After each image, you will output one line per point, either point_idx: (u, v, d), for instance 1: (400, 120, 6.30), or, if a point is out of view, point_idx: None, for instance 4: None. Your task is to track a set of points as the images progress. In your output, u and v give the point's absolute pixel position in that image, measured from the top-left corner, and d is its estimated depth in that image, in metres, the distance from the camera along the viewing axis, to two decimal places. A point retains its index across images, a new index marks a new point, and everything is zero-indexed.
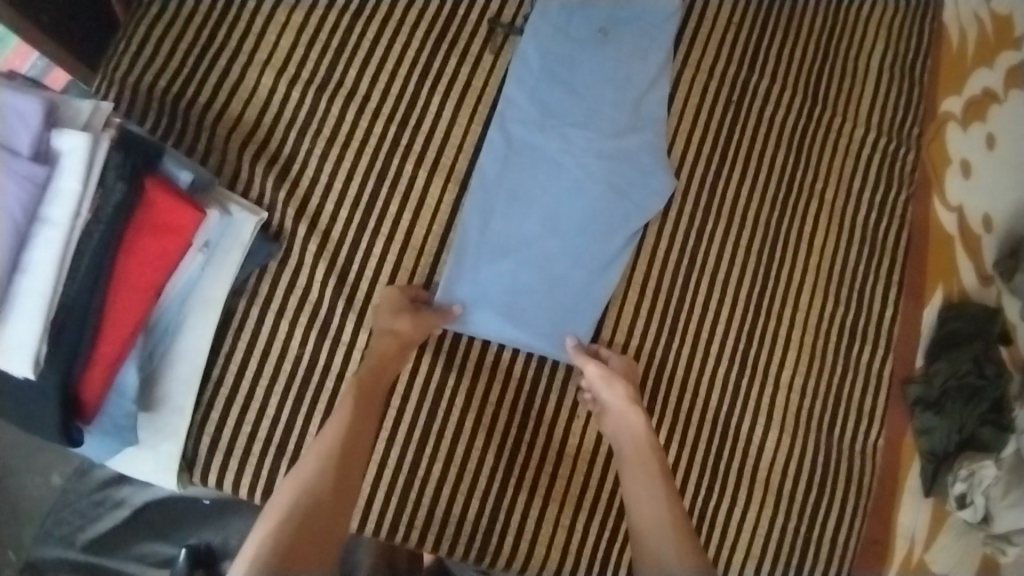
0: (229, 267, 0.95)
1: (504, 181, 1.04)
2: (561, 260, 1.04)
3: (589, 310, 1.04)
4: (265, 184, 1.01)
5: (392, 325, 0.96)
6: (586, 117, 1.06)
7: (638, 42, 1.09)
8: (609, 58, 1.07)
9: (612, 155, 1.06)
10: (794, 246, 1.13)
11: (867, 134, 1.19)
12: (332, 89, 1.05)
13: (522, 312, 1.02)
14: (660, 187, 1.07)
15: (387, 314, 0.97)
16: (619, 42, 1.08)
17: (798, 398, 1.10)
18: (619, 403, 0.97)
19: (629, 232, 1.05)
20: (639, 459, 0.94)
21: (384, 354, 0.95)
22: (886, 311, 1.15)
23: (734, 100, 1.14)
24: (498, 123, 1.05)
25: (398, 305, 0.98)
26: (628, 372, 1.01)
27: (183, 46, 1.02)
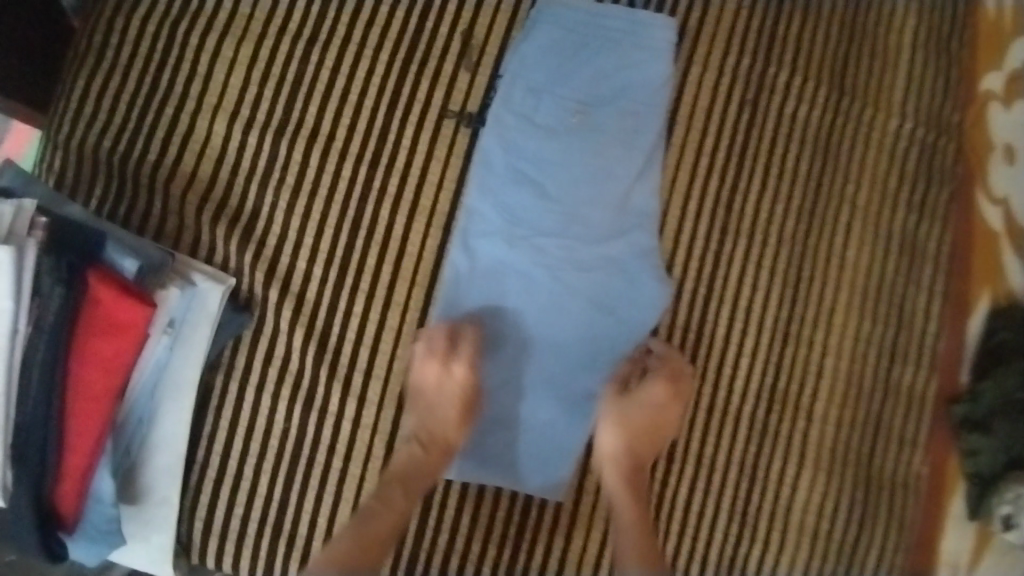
0: (199, 345, 0.87)
1: (471, 306, 0.93)
2: (540, 391, 0.94)
3: (573, 448, 0.95)
4: (229, 248, 0.92)
5: (449, 427, 0.90)
6: (563, 221, 0.93)
7: (621, 127, 0.94)
8: (588, 145, 0.93)
9: (597, 266, 0.93)
10: (827, 260, 1.01)
11: (903, 124, 1.06)
12: (292, 131, 0.94)
13: (499, 450, 0.95)
14: (652, 303, 0.95)
15: (454, 405, 0.90)
16: (597, 128, 0.93)
17: (833, 431, 1.00)
18: (635, 422, 0.91)
19: (615, 353, 0.95)
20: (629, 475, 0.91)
21: (431, 457, 0.89)
22: (929, 325, 1.05)
23: (749, 99, 1.01)
24: (460, 238, 0.93)
25: (458, 389, 0.90)
26: (671, 385, 0.93)
27: (125, 98, 0.93)
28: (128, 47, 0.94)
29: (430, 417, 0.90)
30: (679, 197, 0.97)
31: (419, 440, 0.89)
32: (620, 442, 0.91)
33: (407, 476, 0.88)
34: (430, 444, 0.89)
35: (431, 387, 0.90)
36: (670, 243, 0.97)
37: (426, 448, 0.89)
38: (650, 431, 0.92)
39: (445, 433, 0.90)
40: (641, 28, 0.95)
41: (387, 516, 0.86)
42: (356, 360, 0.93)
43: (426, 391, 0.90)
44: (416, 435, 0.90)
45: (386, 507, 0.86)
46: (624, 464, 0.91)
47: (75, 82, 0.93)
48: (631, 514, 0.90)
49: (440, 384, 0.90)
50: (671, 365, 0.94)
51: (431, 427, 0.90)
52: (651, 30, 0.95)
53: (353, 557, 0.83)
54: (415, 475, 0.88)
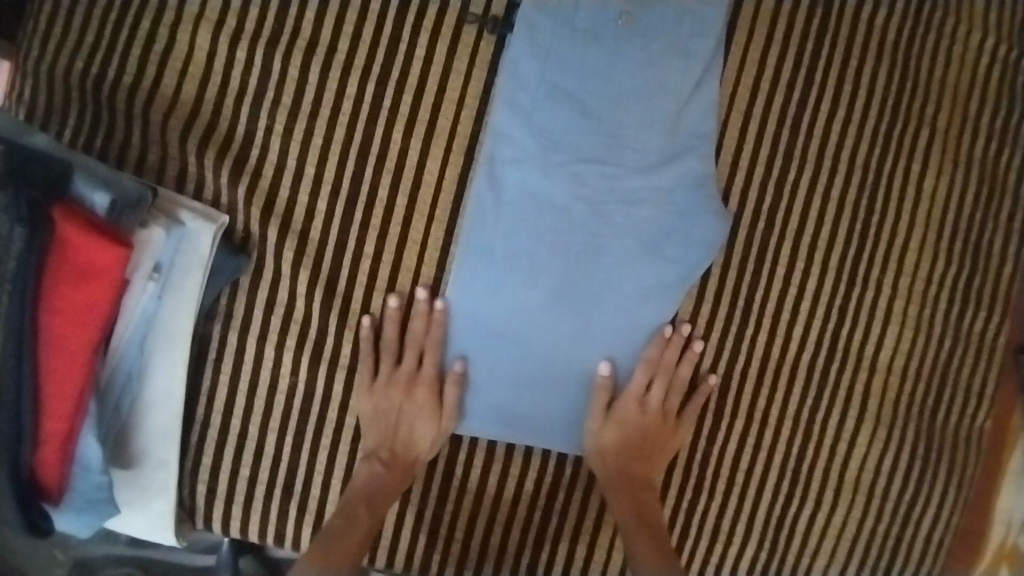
0: (191, 293, 0.77)
1: (500, 244, 0.81)
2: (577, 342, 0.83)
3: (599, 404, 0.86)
4: (219, 181, 0.80)
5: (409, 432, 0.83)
6: (603, 144, 0.80)
7: (676, 31, 0.79)
8: (636, 51, 0.79)
9: (640, 198, 0.81)
10: (899, 195, 0.90)
11: (988, 37, 0.93)
12: (287, 42, 0.80)
13: (524, 405, 0.85)
14: (701, 242, 0.84)
15: (409, 407, 0.82)
16: (648, 32, 0.79)
17: (898, 382, 0.92)
18: (610, 428, 0.83)
19: (665, 300, 0.84)
20: (619, 482, 0.84)
21: (394, 471, 0.82)
22: (1005, 266, 0.96)
23: (819, 1, 0.87)
24: (486, 165, 0.80)
25: (430, 393, 0.82)
26: (666, 382, 0.84)
27: (98, 11, 0.81)
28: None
29: (388, 428, 0.83)
30: (738, 117, 0.85)
31: (380, 454, 0.82)
32: (606, 449, 0.84)
33: (371, 494, 0.81)
34: (399, 452, 0.83)
35: (395, 393, 0.83)
36: (725, 171, 0.85)
37: (392, 460, 0.82)
38: (635, 435, 0.84)
39: (421, 438, 0.83)
40: None
41: (355, 532, 0.79)
42: (369, 308, 0.83)
43: (391, 399, 0.83)
44: (376, 451, 0.82)
45: (352, 526, 0.79)
46: (610, 471, 0.84)
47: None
48: (630, 517, 0.83)
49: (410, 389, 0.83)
50: (661, 358, 0.84)
51: (396, 437, 0.83)
52: None
53: (335, 563, 0.78)
54: (382, 490, 0.81)
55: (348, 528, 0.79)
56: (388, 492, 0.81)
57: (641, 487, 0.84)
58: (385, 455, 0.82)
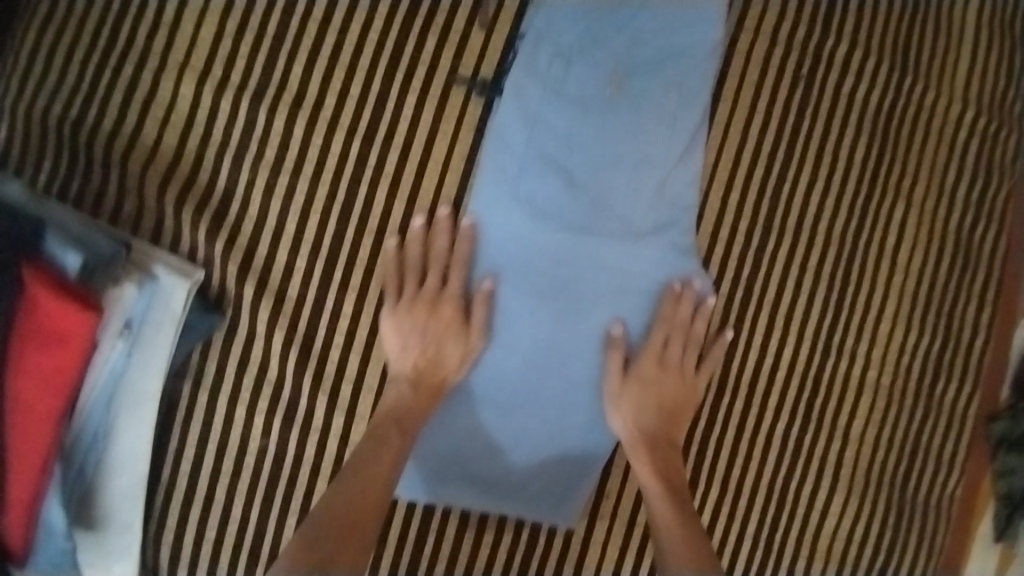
0: (162, 350, 0.76)
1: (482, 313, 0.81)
2: (556, 407, 0.84)
3: (587, 478, 0.86)
4: (196, 236, 0.78)
5: (437, 351, 0.80)
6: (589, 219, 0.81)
7: (662, 106, 0.80)
8: (622, 122, 0.79)
9: (626, 273, 0.83)
10: (875, 266, 0.92)
11: (965, 111, 0.95)
12: (273, 95, 0.79)
13: (507, 471, 0.85)
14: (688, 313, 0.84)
15: (436, 327, 0.80)
16: (634, 106, 0.80)
17: (871, 451, 0.93)
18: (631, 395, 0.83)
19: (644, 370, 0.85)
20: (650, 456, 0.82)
21: (419, 398, 0.79)
22: (977, 337, 0.97)
23: (803, 75, 0.88)
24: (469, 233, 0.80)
25: (456, 314, 0.80)
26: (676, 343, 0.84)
27: (79, 55, 0.79)
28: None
29: (413, 349, 0.80)
30: (720, 189, 0.86)
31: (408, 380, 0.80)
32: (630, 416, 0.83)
33: (401, 420, 0.78)
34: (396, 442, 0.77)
35: (405, 384, 0.79)
36: (706, 241, 0.86)
37: (419, 380, 0.80)
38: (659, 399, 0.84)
39: (449, 357, 0.80)
40: None
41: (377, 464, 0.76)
42: (345, 369, 0.82)
43: (418, 316, 0.80)
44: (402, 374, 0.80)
45: (379, 453, 0.77)
46: (638, 447, 0.83)
47: (23, 33, 0.79)
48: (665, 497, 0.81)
49: (419, 382, 0.80)
50: (673, 317, 0.84)
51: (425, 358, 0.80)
52: None
53: (352, 515, 0.74)
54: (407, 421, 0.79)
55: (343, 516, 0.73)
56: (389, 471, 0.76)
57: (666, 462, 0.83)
58: (383, 436, 0.77)
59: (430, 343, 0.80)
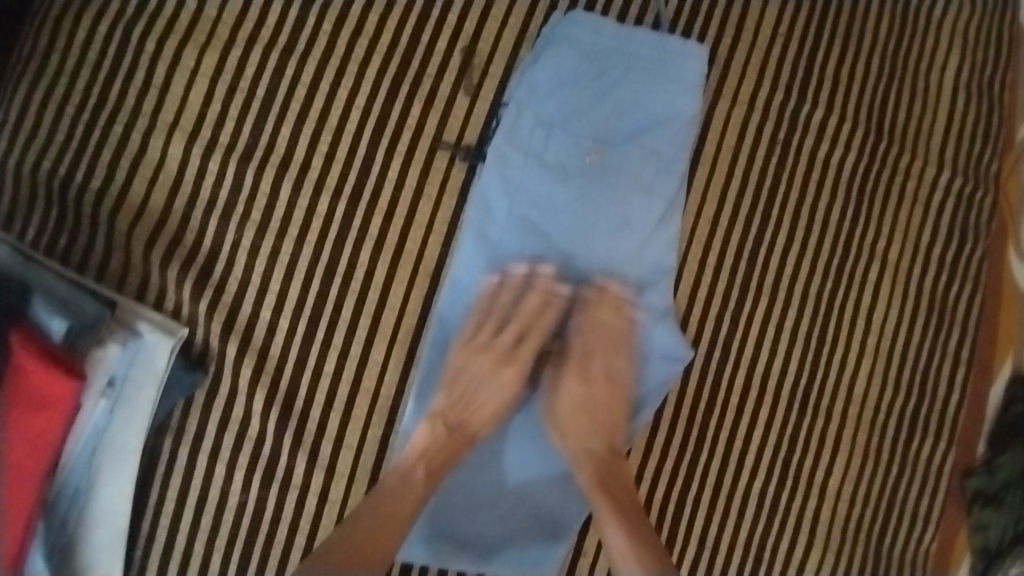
0: (143, 408, 0.76)
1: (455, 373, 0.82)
2: (532, 465, 0.86)
3: (561, 540, 0.86)
4: (180, 294, 0.80)
5: (486, 406, 0.83)
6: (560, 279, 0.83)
7: (640, 173, 0.82)
8: (602, 189, 0.81)
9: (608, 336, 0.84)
10: (850, 325, 0.94)
11: (941, 174, 0.98)
12: (260, 158, 0.81)
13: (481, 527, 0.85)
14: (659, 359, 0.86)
15: (495, 381, 0.83)
16: (613, 174, 0.81)
17: (847, 507, 0.94)
18: (566, 410, 0.83)
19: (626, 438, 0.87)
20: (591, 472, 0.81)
21: (456, 444, 0.81)
22: (952, 394, 0.99)
23: (779, 140, 0.91)
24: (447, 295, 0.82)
25: (515, 374, 0.83)
26: (600, 350, 0.84)
27: (68, 112, 0.80)
28: (76, 50, 0.80)
29: (465, 393, 0.82)
30: (697, 251, 0.88)
31: (449, 423, 0.81)
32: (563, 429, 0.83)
33: (433, 458, 0.80)
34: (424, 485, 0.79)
35: (444, 425, 0.81)
36: (684, 302, 0.88)
37: (458, 428, 0.82)
38: (590, 412, 0.83)
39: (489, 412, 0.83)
40: (670, 56, 0.83)
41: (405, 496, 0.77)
42: (325, 427, 0.83)
43: (478, 364, 0.82)
44: (445, 415, 0.81)
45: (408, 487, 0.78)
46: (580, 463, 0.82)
47: (13, 88, 0.80)
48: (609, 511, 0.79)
49: (456, 426, 0.82)
50: (597, 325, 0.83)
51: (470, 407, 0.82)
52: (684, 60, 0.83)
53: (362, 543, 0.74)
54: (440, 461, 0.80)
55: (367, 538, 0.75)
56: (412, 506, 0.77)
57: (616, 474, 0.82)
58: (412, 469, 0.79)
59: (482, 395, 0.82)
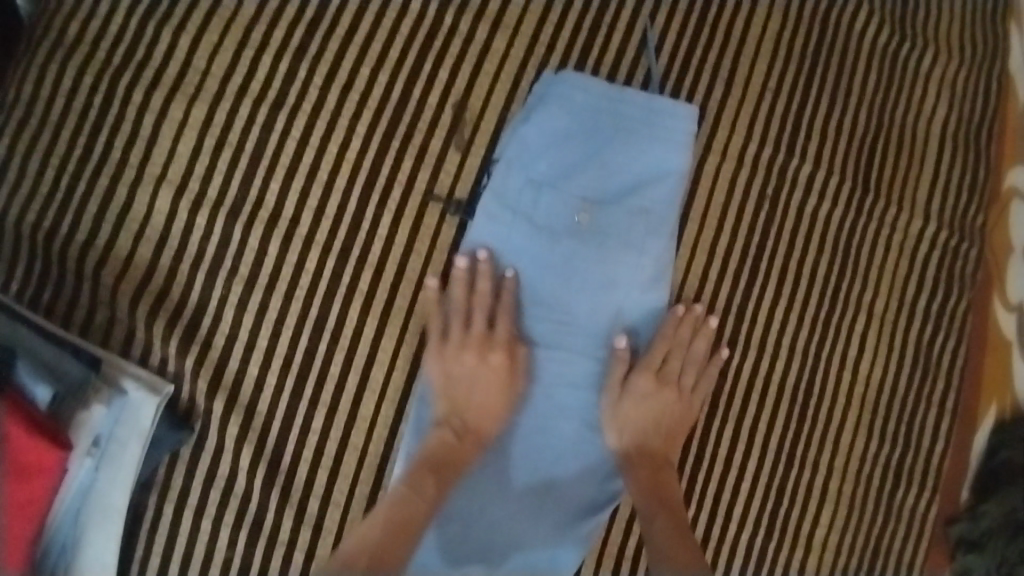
0: (128, 465, 0.75)
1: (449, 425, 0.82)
2: (524, 513, 0.85)
3: None
4: (167, 350, 0.79)
5: (487, 402, 0.82)
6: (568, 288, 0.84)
7: (629, 232, 0.83)
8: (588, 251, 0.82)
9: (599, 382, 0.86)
10: (837, 375, 0.95)
11: (926, 225, 0.99)
12: (249, 212, 0.80)
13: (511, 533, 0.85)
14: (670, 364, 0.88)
15: (489, 373, 0.82)
16: (601, 233, 0.83)
17: (833, 556, 0.95)
18: (630, 405, 0.85)
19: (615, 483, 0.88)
20: (650, 472, 0.85)
21: (462, 444, 0.81)
22: (937, 442, 1.00)
23: (768, 194, 0.92)
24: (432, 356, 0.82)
25: (505, 360, 0.82)
26: (675, 358, 0.86)
27: (55, 163, 0.79)
28: (63, 101, 0.79)
29: (464, 391, 0.82)
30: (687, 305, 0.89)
31: (456, 430, 0.81)
32: (626, 425, 0.85)
33: (442, 464, 0.81)
34: (436, 486, 0.80)
35: (449, 434, 0.81)
36: None
37: (464, 429, 0.82)
38: (654, 414, 0.86)
39: (493, 407, 0.83)
40: (658, 117, 0.84)
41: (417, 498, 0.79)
42: (313, 483, 0.82)
43: (465, 361, 0.82)
44: (447, 419, 0.82)
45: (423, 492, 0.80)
46: (638, 462, 0.85)
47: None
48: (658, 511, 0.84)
49: (462, 430, 0.82)
50: (671, 336, 0.86)
51: (468, 405, 0.82)
52: (672, 119, 0.84)
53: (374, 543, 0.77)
54: (450, 463, 0.81)
55: (385, 545, 0.77)
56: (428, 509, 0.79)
57: (664, 481, 0.85)
58: (421, 479, 0.80)
59: (484, 394, 0.82)
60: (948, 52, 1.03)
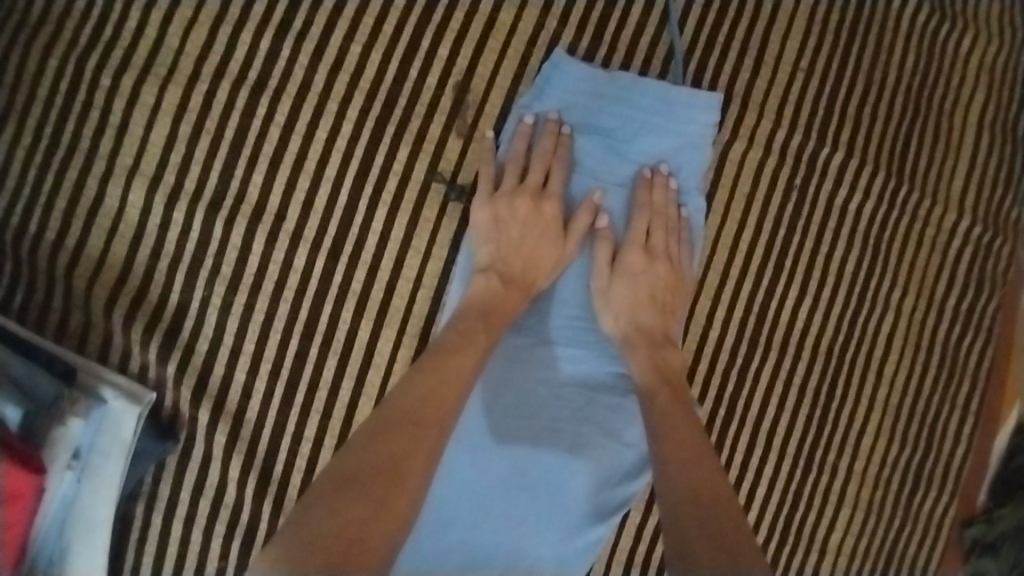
0: (111, 480, 0.71)
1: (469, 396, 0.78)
2: (544, 498, 0.79)
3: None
4: (147, 355, 0.74)
5: (533, 257, 0.76)
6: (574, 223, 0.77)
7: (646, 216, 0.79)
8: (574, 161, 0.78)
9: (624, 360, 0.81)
10: (860, 378, 0.90)
11: (960, 220, 0.93)
12: (230, 207, 0.73)
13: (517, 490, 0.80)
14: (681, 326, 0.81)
15: (539, 228, 0.76)
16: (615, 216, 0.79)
17: (846, 561, 0.92)
18: (621, 288, 0.77)
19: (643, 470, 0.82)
20: (647, 354, 0.77)
21: (502, 295, 0.75)
22: (959, 446, 0.97)
23: (796, 185, 0.85)
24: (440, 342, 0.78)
25: (552, 224, 0.77)
26: (661, 227, 0.78)
27: (20, 155, 0.72)
28: (24, 85, 0.72)
29: (510, 249, 0.76)
30: (705, 302, 0.83)
31: (496, 274, 0.75)
32: (618, 310, 0.77)
33: (484, 312, 0.74)
34: (469, 352, 0.72)
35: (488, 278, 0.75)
36: (690, 356, 0.83)
37: (508, 276, 0.76)
38: (646, 291, 0.77)
39: (542, 262, 0.77)
40: (675, 108, 0.78)
41: (449, 364, 0.71)
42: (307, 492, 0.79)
43: (517, 208, 0.75)
44: (491, 267, 0.75)
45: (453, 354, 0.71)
46: (634, 349, 0.77)
47: None
48: (667, 407, 0.74)
49: (507, 277, 0.75)
50: (656, 205, 0.78)
51: (516, 256, 0.76)
52: (690, 111, 0.78)
53: (372, 471, 0.63)
54: (488, 315, 0.74)
55: (399, 440, 0.65)
56: (461, 373, 0.71)
57: (667, 361, 0.77)
58: (465, 329, 0.73)
59: (528, 248, 0.76)
60: (992, 31, 0.94)
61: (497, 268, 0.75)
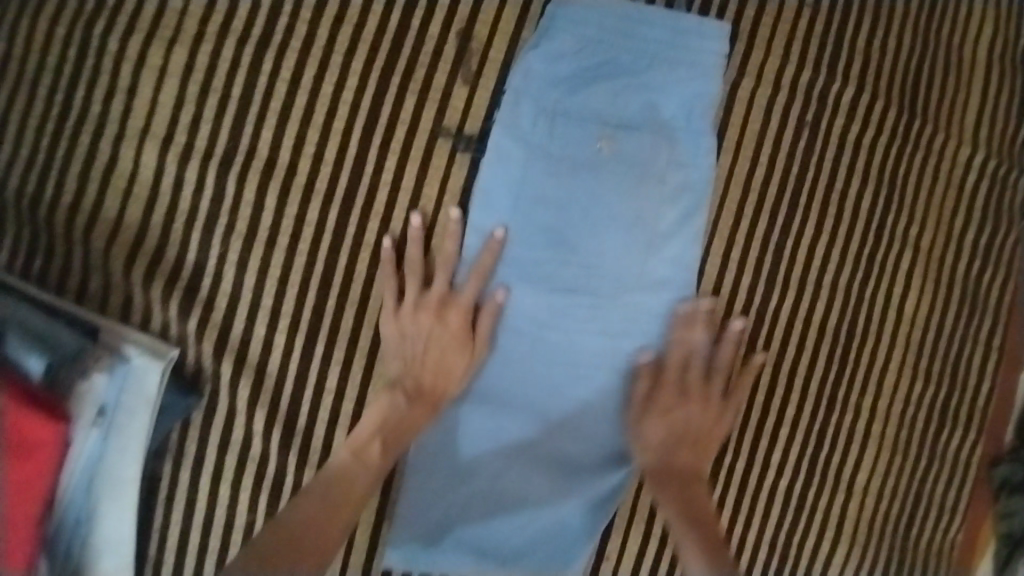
0: (138, 435, 0.72)
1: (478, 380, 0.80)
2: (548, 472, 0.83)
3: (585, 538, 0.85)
4: (167, 314, 0.75)
5: (441, 358, 0.77)
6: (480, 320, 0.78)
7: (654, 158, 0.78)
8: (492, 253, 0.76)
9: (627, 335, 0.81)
10: (880, 316, 0.89)
11: (975, 154, 0.92)
12: (242, 164, 0.74)
13: (512, 499, 0.83)
14: (691, 273, 0.81)
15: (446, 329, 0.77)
16: (625, 158, 0.78)
17: (874, 503, 0.91)
18: (657, 423, 0.82)
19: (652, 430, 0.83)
20: (676, 496, 0.82)
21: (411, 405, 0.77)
22: (983, 383, 0.96)
23: (807, 121, 0.84)
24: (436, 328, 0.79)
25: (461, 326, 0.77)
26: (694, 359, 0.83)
27: (33, 123, 0.73)
28: (33, 54, 0.73)
29: (420, 346, 0.77)
30: (720, 241, 0.83)
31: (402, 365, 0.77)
32: (650, 443, 0.83)
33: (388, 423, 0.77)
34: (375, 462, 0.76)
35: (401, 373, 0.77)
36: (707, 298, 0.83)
37: (414, 387, 0.77)
38: (681, 424, 0.83)
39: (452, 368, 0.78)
40: (685, 37, 0.78)
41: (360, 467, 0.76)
42: (331, 444, 0.79)
43: (423, 311, 0.77)
44: (399, 367, 0.77)
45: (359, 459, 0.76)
46: (664, 487, 0.82)
47: None
48: (695, 536, 0.80)
49: (415, 389, 0.77)
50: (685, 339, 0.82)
51: (423, 363, 0.77)
52: (700, 40, 0.78)
53: (307, 516, 0.74)
54: (394, 427, 0.77)
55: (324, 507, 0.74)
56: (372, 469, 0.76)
57: (694, 488, 0.82)
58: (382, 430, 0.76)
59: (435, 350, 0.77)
60: None
61: (404, 377, 0.77)
